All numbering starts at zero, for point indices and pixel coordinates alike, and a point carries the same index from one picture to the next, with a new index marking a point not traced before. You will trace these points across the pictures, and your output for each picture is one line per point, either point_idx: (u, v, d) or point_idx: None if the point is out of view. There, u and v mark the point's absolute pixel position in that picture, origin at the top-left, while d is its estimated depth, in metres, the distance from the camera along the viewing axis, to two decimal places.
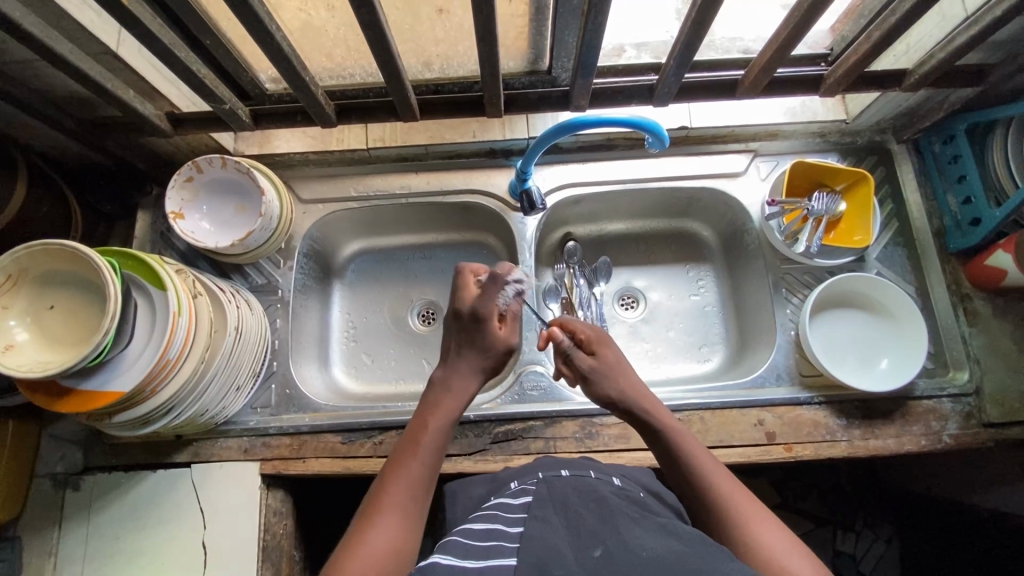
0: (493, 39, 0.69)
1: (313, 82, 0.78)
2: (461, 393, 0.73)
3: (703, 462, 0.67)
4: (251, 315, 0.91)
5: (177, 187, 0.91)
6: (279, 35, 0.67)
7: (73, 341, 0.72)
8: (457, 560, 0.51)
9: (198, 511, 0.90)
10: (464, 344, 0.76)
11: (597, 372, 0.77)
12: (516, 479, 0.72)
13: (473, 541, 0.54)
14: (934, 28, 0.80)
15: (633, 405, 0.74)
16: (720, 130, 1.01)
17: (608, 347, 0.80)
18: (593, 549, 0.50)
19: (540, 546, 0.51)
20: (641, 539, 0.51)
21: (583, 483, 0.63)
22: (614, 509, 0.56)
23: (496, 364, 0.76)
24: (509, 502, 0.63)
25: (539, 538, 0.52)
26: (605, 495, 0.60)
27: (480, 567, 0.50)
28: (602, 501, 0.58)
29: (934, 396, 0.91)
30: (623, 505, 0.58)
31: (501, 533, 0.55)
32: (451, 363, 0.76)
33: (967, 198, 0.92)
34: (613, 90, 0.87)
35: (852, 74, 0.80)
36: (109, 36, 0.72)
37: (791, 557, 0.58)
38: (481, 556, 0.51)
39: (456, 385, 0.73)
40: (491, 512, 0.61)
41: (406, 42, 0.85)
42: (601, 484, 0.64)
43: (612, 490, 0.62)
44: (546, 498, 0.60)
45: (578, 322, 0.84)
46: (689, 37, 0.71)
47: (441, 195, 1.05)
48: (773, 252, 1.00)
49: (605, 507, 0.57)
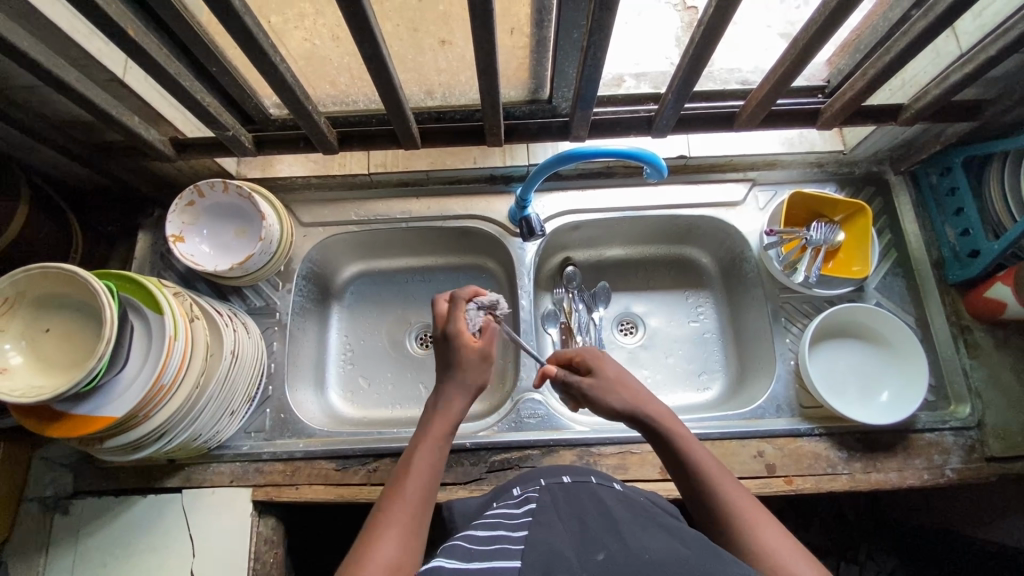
0: (494, 71, 0.70)
1: (316, 111, 0.78)
2: (449, 415, 0.70)
3: (707, 465, 0.66)
4: (247, 339, 0.91)
5: (176, 210, 0.91)
6: (284, 66, 0.68)
7: (69, 363, 0.72)
8: (461, 564, 0.50)
9: (188, 538, 0.88)
10: (442, 368, 0.73)
11: (596, 389, 0.74)
12: (515, 487, 0.71)
13: (476, 546, 0.53)
14: (929, 64, 0.82)
15: (637, 414, 0.71)
16: (718, 160, 1.02)
17: (602, 361, 0.77)
18: (596, 553, 0.49)
19: (543, 548, 0.50)
20: (644, 543, 0.50)
21: (585, 488, 0.62)
22: (616, 515, 0.55)
23: (479, 377, 0.73)
24: (511, 510, 0.61)
25: (542, 543, 0.51)
26: (606, 502, 0.58)
27: (483, 567, 0.48)
28: (604, 507, 0.57)
29: (936, 429, 0.89)
30: (625, 510, 0.57)
31: (505, 539, 0.53)
32: (435, 384, 0.73)
33: (965, 229, 0.93)
34: (611, 121, 0.88)
35: (848, 109, 0.81)
36: (116, 64, 0.73)
37: (780, 537, 0.58)
38: (484, 559, 0.50)
39: (447, 411, 0.70)
40: (494, 519, 0.60)
41: (408, 72, 0.87)
42: (603, 488, 0.62)
43: (614, 495, 0.61)
44: (548, 504, 0.59)
45: (566, 349, 0.82)
46: (688, 71, 0.72)
47: (441, 219, 1.05)
48: (773, 280, 1.00)
49: (606, 513, 0.56)
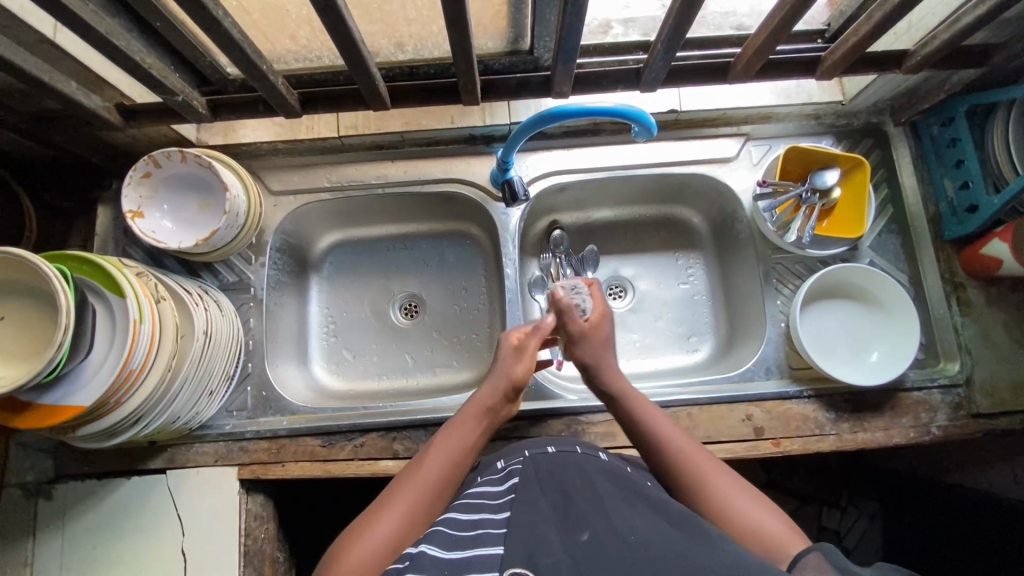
0: (465, 22, 0.63)
1: (272, 71, 0.71)
2: (480, 403, 0.73)
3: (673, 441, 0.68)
4: (221, 316, 0.87)
5: (132, 183, 0.84)
6: (228, 21, 0.61)
7: (25, 352, 0.68)
8: (442, 553, 0.49)
9: (177, 518, 0.88)
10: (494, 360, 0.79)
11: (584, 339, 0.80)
12: (498, 460, 0.70)
13: (459, 531, 0.52)
14: (938, 4, 0.75)
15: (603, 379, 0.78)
16: (711, 113, 0.96)
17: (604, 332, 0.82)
18: (580, 534, 0.48)
19: (528, 531, 0.49)
20: (630, 522, 0.49)
21: (569, 461, 0.61)
22: (602, 491, 0.54)
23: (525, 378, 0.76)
24: (496, 486, 0.60)
25: (527, 525, 0.50)
26: (593, 476, 0.57)
27: (464, 557, 0.48)
28: (591, 482, 0.56)
29: (925, 387, 0.89)
30: (610, 484, 0.56)
31: (489, 521, 0.53)
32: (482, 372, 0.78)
33: (964, 183, 0.89)
34: (596, 75, 0.82)
35: (852, 56, 0.75)
36: (43, 23, 0.66)
37: (748, 500, 0.61)
38: (467, 546, 0.49)
39: (480, 397, 0.74)
40: (477, 496, 0.59)
41: (373, 22, 0.78)
42: (588, 461, 0.61)
43: (599, 467, 0.60)
44: (533, 479, 0.58)
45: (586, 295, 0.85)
46: (678, 18, 0.66)
47: (420, 183, 1.00)
48: (764, 241, 0.97)
49: (592, 488, 0.55)
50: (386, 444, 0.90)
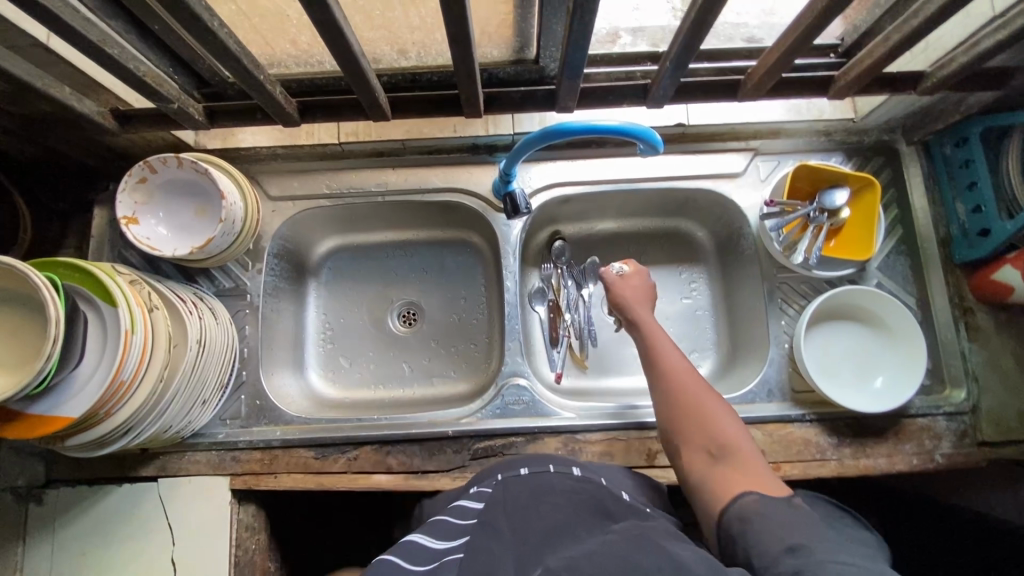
0: (468, 36, 0.61)
1: (270, 80, 0.70)
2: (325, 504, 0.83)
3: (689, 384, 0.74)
4: (215, 325, 0.86)
5: (128, 188, 0.83)
6: (224, 32, 0.59)
7: (13, 361, 0.66)
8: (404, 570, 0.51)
9: (166, 527, 0.87)
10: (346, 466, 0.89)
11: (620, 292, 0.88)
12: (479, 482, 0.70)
13: (424, 551, 0.54)
14: (956, 24, 0.73)
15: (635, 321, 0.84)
16: (719, 128, 0.95)
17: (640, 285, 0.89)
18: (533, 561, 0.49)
19: (483, 554, 0.51)
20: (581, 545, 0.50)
21: (539, 482, 0.62)
22: (563, 516, 0.56)
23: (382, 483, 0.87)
24: (468, 508, 0.61)
25: (483, 549, 0.51)
26: (558, 499, 0.59)
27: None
28: (554, 504, 0.58)
29: (930, 413, 0.88)
30: (572, 507, 0.57)
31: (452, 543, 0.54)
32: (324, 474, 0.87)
33: (977, 206, 0.87)
34: (602, 90, 0.80)
35: (866, 77, 0.73)
36: (37, 28, 0.64)
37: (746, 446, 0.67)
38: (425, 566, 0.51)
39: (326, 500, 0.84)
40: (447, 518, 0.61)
41: (375, 29, 0.76)
42: (556, 481, 0.63)
43: (566, 488, 0.61)
44: (498, 501, 0.59)
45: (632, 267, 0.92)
46: (688, 38, 0.64)
47: (421, 192, 0.98)
48: (770, 259, 0.95)
49: (553, 512, 0.56)
50: (380, 458, 0.89)
